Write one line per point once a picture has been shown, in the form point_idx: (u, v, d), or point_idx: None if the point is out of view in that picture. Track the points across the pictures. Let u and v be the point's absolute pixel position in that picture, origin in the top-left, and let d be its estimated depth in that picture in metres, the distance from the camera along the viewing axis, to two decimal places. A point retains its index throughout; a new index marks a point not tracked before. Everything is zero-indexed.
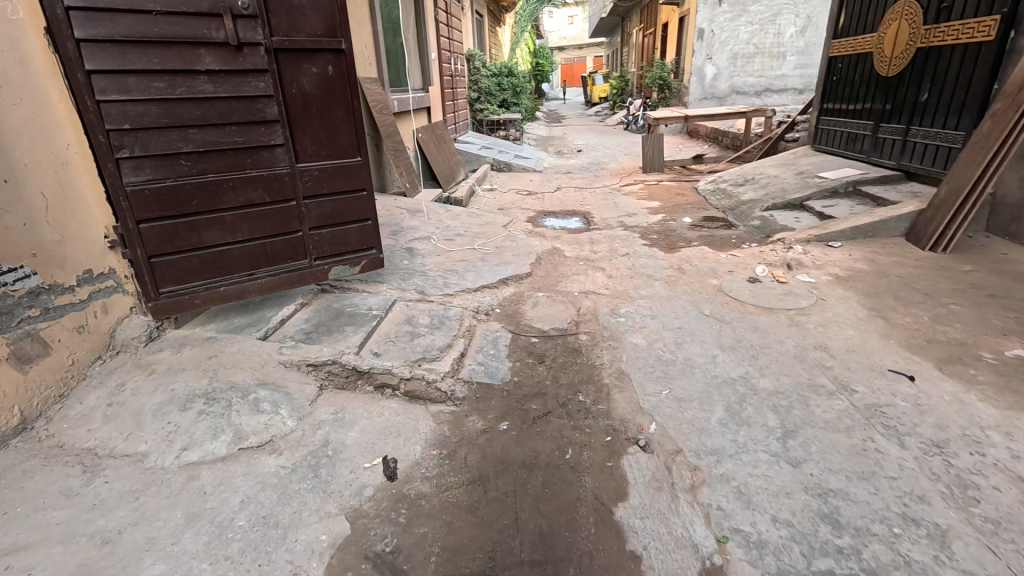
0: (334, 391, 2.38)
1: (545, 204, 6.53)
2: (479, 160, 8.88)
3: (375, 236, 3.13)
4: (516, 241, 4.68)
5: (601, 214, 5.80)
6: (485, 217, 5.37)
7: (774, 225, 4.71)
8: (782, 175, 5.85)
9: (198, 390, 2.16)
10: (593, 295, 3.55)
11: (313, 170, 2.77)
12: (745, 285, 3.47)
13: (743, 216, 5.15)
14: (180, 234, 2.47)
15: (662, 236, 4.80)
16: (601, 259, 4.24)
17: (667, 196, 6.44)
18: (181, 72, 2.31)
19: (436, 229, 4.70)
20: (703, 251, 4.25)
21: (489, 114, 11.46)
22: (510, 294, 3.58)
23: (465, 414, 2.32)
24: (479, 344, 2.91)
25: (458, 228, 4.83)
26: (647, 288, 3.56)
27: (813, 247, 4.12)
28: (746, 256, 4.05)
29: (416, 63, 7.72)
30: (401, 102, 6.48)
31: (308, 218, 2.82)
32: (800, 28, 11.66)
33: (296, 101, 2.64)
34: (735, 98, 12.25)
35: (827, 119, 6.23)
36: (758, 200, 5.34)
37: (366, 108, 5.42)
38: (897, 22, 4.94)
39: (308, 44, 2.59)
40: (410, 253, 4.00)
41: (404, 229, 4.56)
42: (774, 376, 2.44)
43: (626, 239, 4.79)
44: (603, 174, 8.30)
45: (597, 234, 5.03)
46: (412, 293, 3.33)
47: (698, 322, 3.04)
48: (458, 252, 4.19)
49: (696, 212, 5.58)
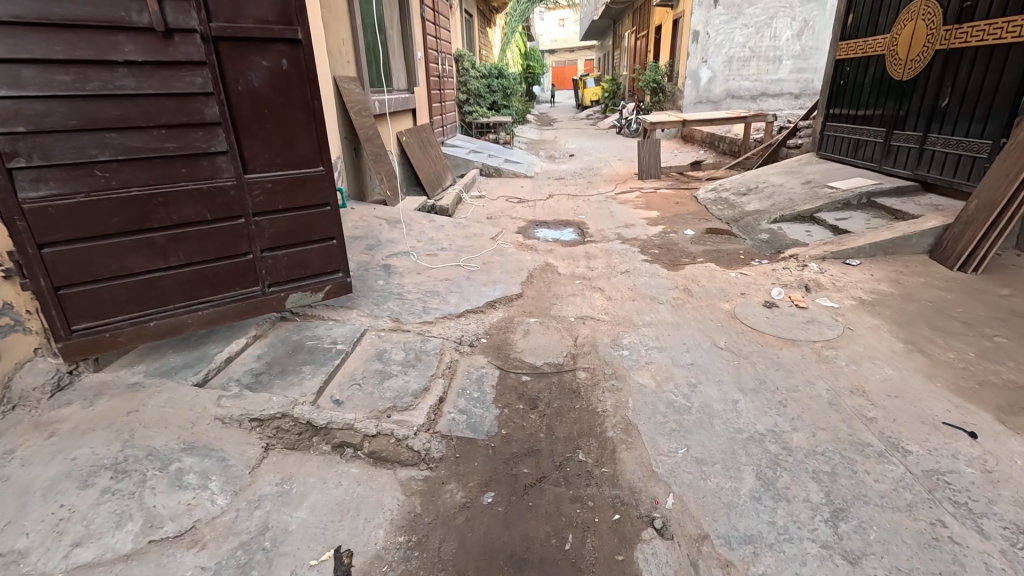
0: (282, 453, 1.96)
1: (536, 213, 6.14)
2: (468, 164, 8.47)
3: (342, 257, 2.71)
4: (505, 256, 4.28)
5: (596, 225, 5.43)
6: (472, 228, 4.97)
7: (784, 239, 4.36)
8: (788, 184, 5.51)
9: (106, 460, 1.73)
10: (591, 321, 3.16)
11: (265, 181, 2.34)
12: (761, 311, 3.10)
13: (748, 229, 4.81)
14: (97, 260, 2.04)
15: (664, 250, 4.43)
16: (598, 278, 3.86)
17: (665, 205, 6.08)
18: (93, 63, 1.87)
19: (418, 243, 4.29)
20: (710, 269, 3.88)
21: (478, 117, 11.07)
22: (498, 320, 3.18)
23: (441, 482, 1.92)
24: (461, 384, 2.51)
25: (442, 241, 4.42)
26: (652, 314, 3.18)
27: (829, 266, 3.78)
28: (758, 276, 3.69)
29: (400, 62, 7.30)
30: (382, 103, 6.06)
31: (260, 238, 2.40)
32: (796, 32, 11.42)
33: (244, 100, 2.22)
34: (730, 102, 11.97)
35: (833, 124, 5.92)
36: (765, 211, 5.00)
37: (343, 110, 5.00)
38: (912, 22, 4.62)
39: (257, 31, 2.17)
40: (386, 272, 3.58)
41: (381, 243, 4.14)
42: (809, 430, 2.07)
43: (625, 254, 4.41)
44: (597, 180, 7.93)
45: (593, 248, 4.64)
46: (385, 321, 2.92)
47: (713, 357, 2.66)
48: (441, 269, 3.78)
49: (698, 223, 5.22)
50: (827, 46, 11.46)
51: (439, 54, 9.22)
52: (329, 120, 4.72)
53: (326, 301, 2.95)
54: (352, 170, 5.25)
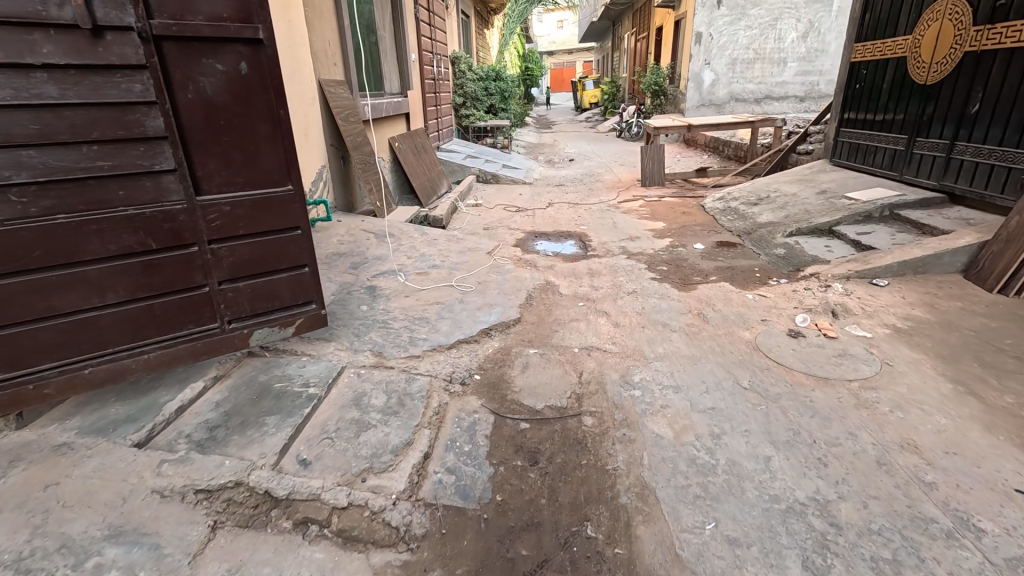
0: (233, 532, 1.63)
1: (536, 223, 5.83)
2: (464, 170, 8.16)
3: (315, 286, 2.38)
4: (502, 274, 3.96)
5: (599, 237, 5.12)
6: (467, 241, 4.66)
7: (803, 255, 4.05)
8: (802, 194, 5.21)
9: (9, 555, 1.41)
10: (597, 352, 2.85)
11: (222, 203, 2.02)
12: (786, 342, 2.79)
13: (762, 243, 4.50)
14: (16, 300, 1.73)
15: (673, 267, 4.12)
16: (604, 300, 3.54)
17: (671, 215, 5.78)
18: (2, 67, 1.56)
19: (409, 260, 3.97)
20: (724, 290, 3.57)
21: (476, 121, 10.77)
22: (493, 352, 2.86)
23: (422, 568, 1.60)
24: (450, 433, 2.19)
25: (434, 257, 4.10)
26: (665, 344, 2.87)
27: (854, 286, 3.47)
28: (778, 298, 3.38)
29: (393, 64, 6.98)
30: (374, 107, 5.74)
31: (217, 269, 2.08)
32: (801, 33, 11.14)
33: (195, 109, 1.90)
34: (734, 105, 11.70)
35: (848, 130, 5.62)
36: (779, 224, 4.70)
37: (329, 115, 4.67)
38: (938, 22, 4.33)
39: (209, 29, 1.85)
40: (372, 295, 3.26)
41: (368, 261, 3.82)
42: (858, 500, 1.76)
43: (632, 271, 4.10)
44: (598, 187, 7.63)
45: (596, 264, 4.33)
46: (367, 355, 2.60)
47: (736, 399, 2.35)
48: (432, 291, 3.46)
49: (707, 236, 4.91)
50: (833, 48, 11.18)
51: (435, 56, 8.90)
52: (313, 126, 4.40)
53: (300, 334, 2.62)
54: (340, 179, 4.94)
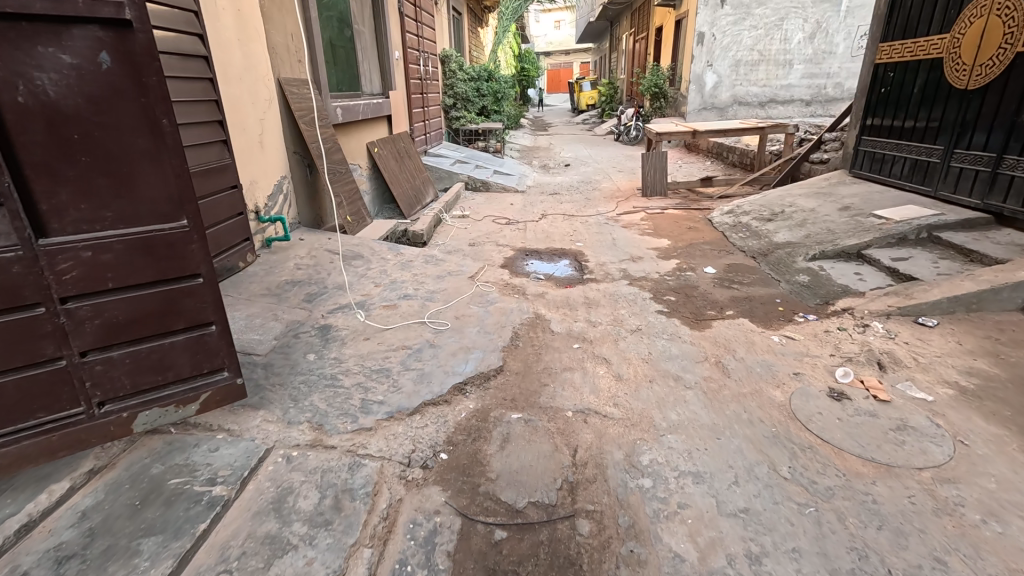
0: None
1: (527, 239, 5.30)
2: (452, 177, 7.61)
3: (224, 351, 1.92)
4: (485, 305, 3.42)
5: (596, 256, 4.59)
6: (448, 262, 4.12)
7: (830, 284, 3.52)
8: (822, 210, 4.70)
9: None
10: (596, 418, 2.30)
11: (79, 249, 1.53)
12: (828, 408, 2.26)
13: (781, 267, 3.98)
14: None
15: (681, 298, 3.59)
16: (603, 341, 3.00)
17: (675, 231, 5.25)
18: None
19: (376, 288, 3.42)
20: (744, 330, 3.04)
21: (466, 123, 10.21)
22: (467, 417, 2.31)
23: None
24: (401, 552, 1.64)
25: (407, 284, 3.56)
26: (678, 409, 2.32)
27: (899, 327, 2.94)
28: (809, 342, 2.85)
29: (373, 62, 6.43)
30: (348, 109, 5.17)
31: (78, 337, 1.62)
32: (808, 34, 10.65)
33: (31, 118, 1.38)
34: (737, 109, 11.21)
35: (871, 139, 5.11)
36: (799, 244, 4.18)
37: (291, 119, 4.11)
38: (983, 18, 3.83)
39: (43, 4, 1.33)
40: (324, 338, 2.71)
41: (328, 290, 3.27)
42: None
43: (635, 302, 3.56)
44: (595, 197, 7.10)
45: (594, 293, 3.78)
46: (302, 430, 2.03)
47: (775, 496, 1.81)
48: (399, 331, 2.91)
49: (717, 257, 4.39)
50: (842, 49, 10.70)
51: (422, 54, 8.34)
52: (270, 131, 3.83)
53: (216, 407, 2.01)
54: (305, 191, 4.38)
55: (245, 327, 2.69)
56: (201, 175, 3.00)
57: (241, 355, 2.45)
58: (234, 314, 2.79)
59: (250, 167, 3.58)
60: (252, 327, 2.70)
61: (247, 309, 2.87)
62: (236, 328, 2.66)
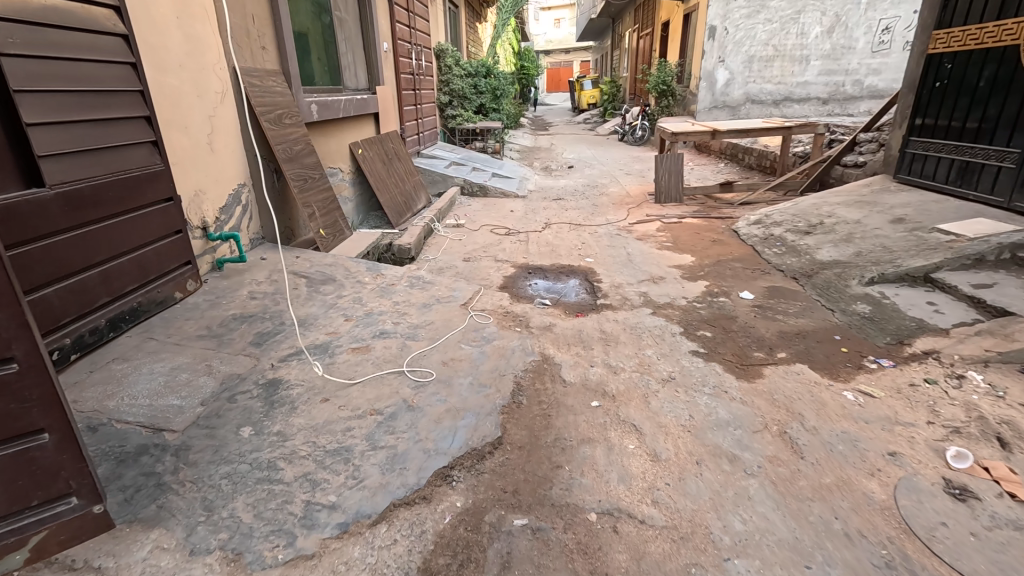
0: None
1: (530, 253, 4.68)
2: (447, 181, 6.97)
3: (71, 469, 1.33)
4: (479, 344, 2.78)
5: (611, 276, 3.98)
6: (439, 285, 3.49)
7: (899, 317, 2.91)
8: (869, 221, 4.08)
9: None
10: (630, 526, 1.67)
11: None
12: (953, 515, 1.63)
13: (832, 292, 3.36)
14: None
15: (718, 334, 2.96)
16: (628, 398, 2.36)
17: (698, 244, 4.62)
18: None
19: (346, 324, 2.78)
20: (806, 383, 2.41)
21: (463, 122, 9.55)
22: (452, 524, 1.67)
23: None
24: None
25: (387, 316, 2.93)
26: (743, 513, 1.69)
27: (1006, 378, 2.32)
28: (895, 402, 2.23)
29: (357, 53, 5.78)
30: (326, 105, 4.52)
31: None
32: (826, 28, 10.04)
33: None
34: (750, 108, 10.62)
35: (923, 140, 4.49)
36: (850, 264, 3.56)
37: (250, 115, 3.46)
38: None
39: None
40: (267, 402, 2.07)
41: (286, 328, 2.64)
42: None
43: (662, 339, 2.93)
44: (603, 203, 6.48)
45: (611, 325, 3.15)
46: (209, 565, 1.40)
47: None
48: (369, 386, 2.27)
49: (752, 278, 3.77)
50: (861, 45, 10.09)
51: (414, 47, 7.69)
52: (221, 130, 3.18)
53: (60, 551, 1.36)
54: (271, 201, 3.73)
55: (164, 388, 2.04)
56: (118, 185, 2.35)
57: (148, 433, 1.81)
58: (154, 368, 2.15)
59: (193, 175, 2.93)
60: (173, 387, 2.06)
61: (174, 359, 2.23)
62: (151, 390, 2.02)
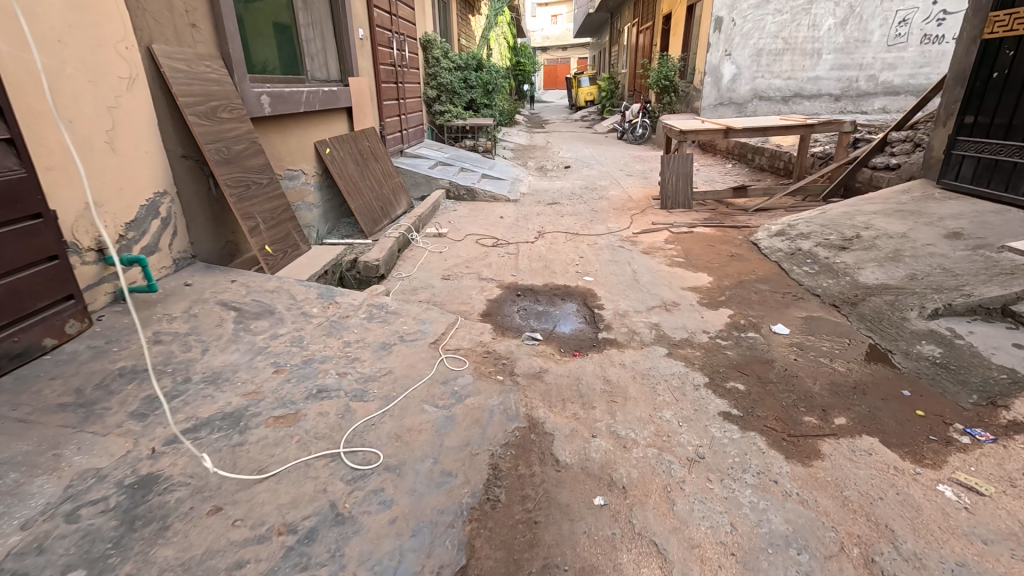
0: None
1: (520, 268, 4.06)
2: (431, 183, 6.34)
3: None
4: (447, 404, 2.15)
5: (614, 300, 3.36)
6: (407, 315, 2.86)
7: (982, 365, 2.29)
8: (918, 236, 3.47)
9: None
10: None
11: None
12: None
13: (885, 327, 2.74)
14: None
15: (754, 387, 2.32)
16: (643, 494, 1.73)
17: (714, 260, 3.99)
18: None
19: (274, 378, 2.14)
20: (883, 472, 1.78)
21: (453, 120, 9.01)
22: None
23: None
24: None
25: (333, 364, 2.30)
26: None
27: None
28: (1014, 505, 1.61)
29: (327, 40, 5.12)
30: (280, 96, 3.86)
31: None
32: (839, 20, 9.43)
33: None
34: (757, 105, 10.02)
35: (974, 141, 3.87)
36: (905, 291, 2.93)
37: (168, 104, 2.79)
38: None
39: None
40: (125, 519, 1.42)
41: (192, 386, 2.00)
42: None
43: (683, 394, 2.30)
44: (603, 208, 5.86)
45: (618, 371, 2.52)
46: None
47: None
48: (285, 483, 1.63)
49: (784, 305, 3.15)
50: (876, 38, 9.50)
51: (397, 35, 7.01)
52: (126, 123, 2.52)
53: None
54: (203, 211, 3.08)
55: None
56: None
57: None
58: None
59: (82, 181, 2.28)
60: None
61: (7, 446, 1.58)
62: None
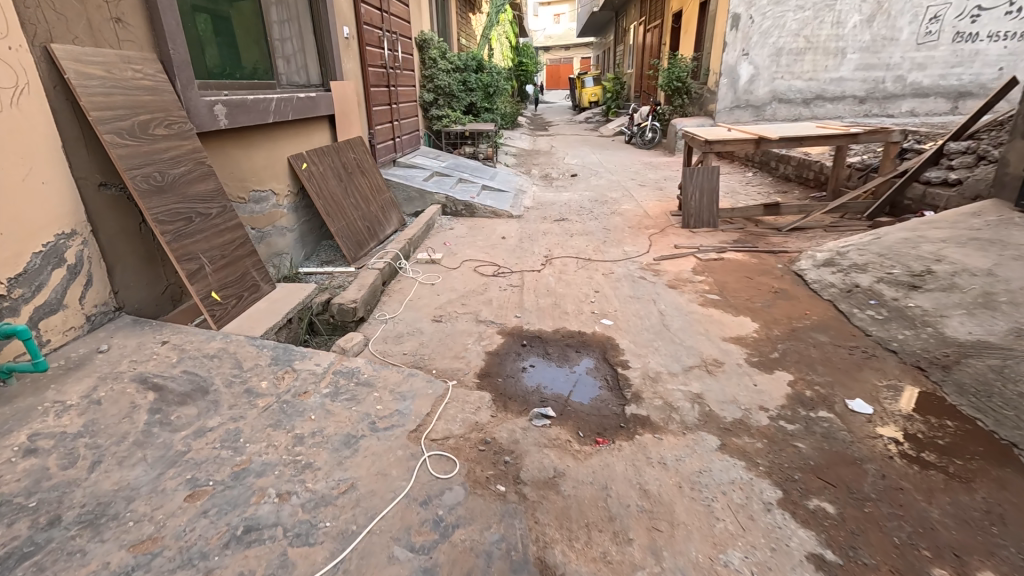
0: None
1: (525, 306, 3.45)
2: (425, 198, 5.73)
3: None
4: (427, 545, 1.53)
5: (640, 355, 2.75)
6: (382, 386, 2.25)
7: None
8: (1013, 274, 2.83)
9: None
10: None
11: None
12: None
13: (1000, 408, 2.11)
14: None
15: (847, 509, 1.70)
16: None
17: (754, 298, 3.37)
18: None
19: (185, 509, 1.52)
20: None
21: (451, 124, 8.40)
22: None
23: None
24: None
25: (274, 477, 1.69)
26: None
27: None
28: None
29: (305, 38, 4.50)
30: (241, 104, 3.24)
31: None
32: (865, 16, 8.79)
33: None
34: (776, 108, 9.38)
35: None
36: (1016, 353, 2.30)
37: (77, 119, 2.19)
38: None
39: None
40: None
41: (58, 533, 1.40)
42: None
43: (751, 520, 1.68)
44: (616, 226, 5.24)
45: (658, 475, 1.90)
46: None
47: None
48: None
49: (855, 367, 2.53)
50: (905, 36, 8.86)
51: (388, 34, 6.39)
52: (12, 145, 1.92)
53: None
54: (130, 250, 2.47)
55: None
56: None
57: None
58: None
59: None
60: None
61: None
62: None
